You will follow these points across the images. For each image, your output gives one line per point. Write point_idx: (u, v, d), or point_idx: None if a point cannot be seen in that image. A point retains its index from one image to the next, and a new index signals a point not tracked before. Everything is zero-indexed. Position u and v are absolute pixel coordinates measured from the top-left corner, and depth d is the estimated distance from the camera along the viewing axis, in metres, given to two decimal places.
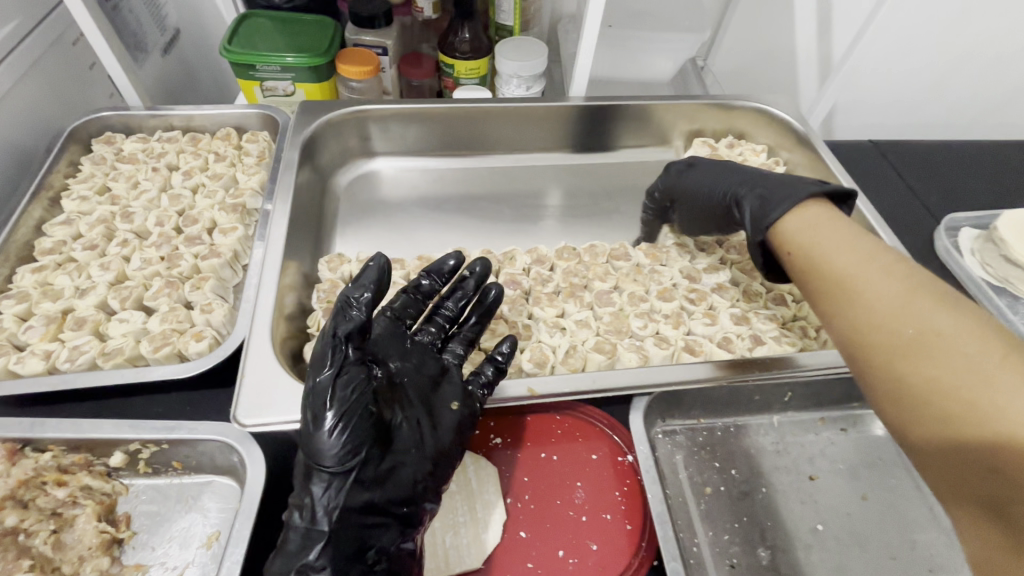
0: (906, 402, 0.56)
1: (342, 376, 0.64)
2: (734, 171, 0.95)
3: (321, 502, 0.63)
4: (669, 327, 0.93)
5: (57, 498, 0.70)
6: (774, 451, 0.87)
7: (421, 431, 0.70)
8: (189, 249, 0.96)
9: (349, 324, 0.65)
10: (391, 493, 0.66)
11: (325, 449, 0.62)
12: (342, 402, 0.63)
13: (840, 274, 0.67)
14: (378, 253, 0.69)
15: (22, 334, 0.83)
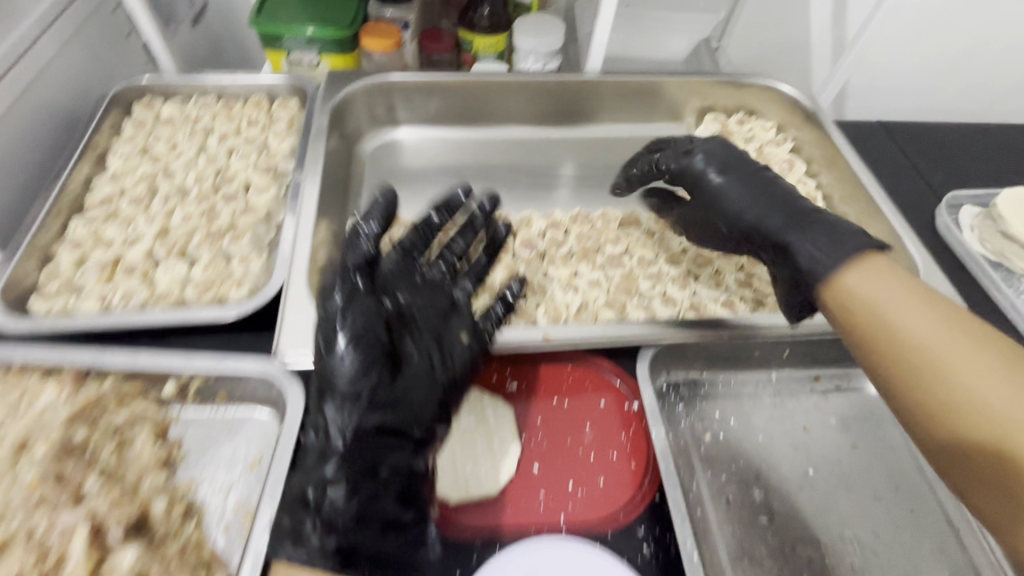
0: (961, 461, 0.62)
1: (352, 304, 0.72)
2: (767, 185, 0.87)
3: (335, 421, 0.70)
4: (676, 288, 0.99)
5: (118, 420, 0.76)
6: (772, 405, 0.93)
7: (430, 360, 0.75)
8: (227, 206, 1.02)
9: (356, 255, 0.75)
10: (402, 415, 0.72)
11: (339, 370, 0.70)
12: (349, 326, 0.71)
13: (885, 320, 0.68)
14: (385, 189, 0.80)
15: (78, 277, 0.90)
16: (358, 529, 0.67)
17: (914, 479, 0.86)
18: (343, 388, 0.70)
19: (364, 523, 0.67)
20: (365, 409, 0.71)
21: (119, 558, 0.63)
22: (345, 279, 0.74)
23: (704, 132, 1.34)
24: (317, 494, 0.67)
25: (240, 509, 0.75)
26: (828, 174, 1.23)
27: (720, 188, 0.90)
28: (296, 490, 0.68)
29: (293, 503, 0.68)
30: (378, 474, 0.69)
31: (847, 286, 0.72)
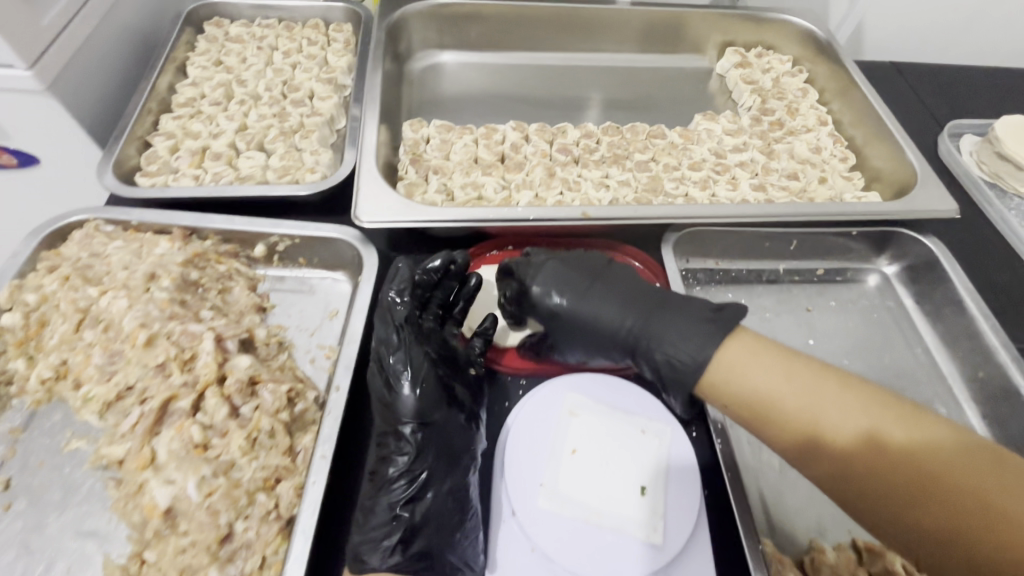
0: (870, 493, 0.56)
1: (405, 347, 0.77)
2: (617, 289, 0.81)
3: (403, 451, 0.72)
4: (697, 189, 1.11)
5: (219, 271, 0.90)
6: (779, 290, 1.06)
7: (463, 392, 0.79)
8: (296, 109, 1.15)
9: (400, 310, 0.79)
10: (455, 438, 0.75)
11: (406, 403, 0.74)
12: (408, 366, 0.76)
13: (761, 403, 0.63)
14: (403, 256, 0.84)
15: (173, 161, 1.03)
16: (435, 541, 0.69)
17: (899, 351, 0.99)
18: (415, 416, 0.74)
19: (439, 536, 0.69)
20: (435, 436, 0.74)
21: (237, 362, 0.77)
22: (390, 333, 0.78)
23: (725, 65, 1.44)
24: (399, 515, 0.68)
25: (323, 346, 0.88)
26: (838, 103, 1.31)
27: (566, 305, 0.81)
28: (375, 515, 0.69)
29: (377, 520, 0.68)
30: (449, 493, 0.71)
31: (676, 346, 0.71)
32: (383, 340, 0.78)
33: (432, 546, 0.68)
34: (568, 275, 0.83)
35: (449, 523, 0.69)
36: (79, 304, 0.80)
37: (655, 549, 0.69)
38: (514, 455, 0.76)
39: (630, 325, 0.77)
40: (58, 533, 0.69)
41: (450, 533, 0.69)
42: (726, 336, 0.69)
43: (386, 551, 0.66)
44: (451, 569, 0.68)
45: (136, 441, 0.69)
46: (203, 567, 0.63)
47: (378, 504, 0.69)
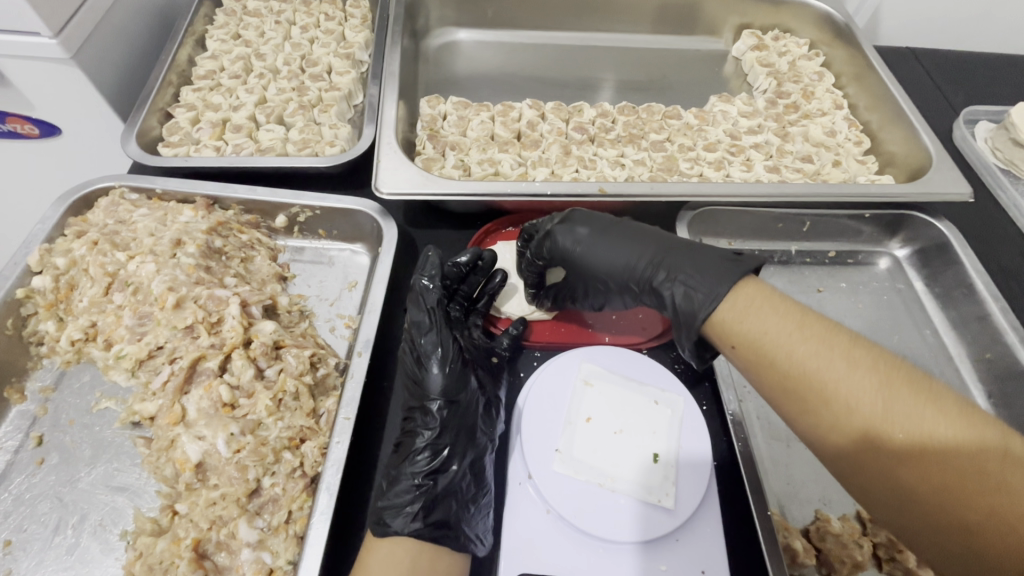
0: (860, 445, 0.57)
1: (435, 329, 0.80)
2: (636, 234, 0.82)
3: (430, 427, 0.75)
4: (712, 170, 1.12)
5: (242, 241, 0.92)
6: (790, 272, 1.07)
7: (485, 379, 0.82)
8: (314, 84, 1.16)
9: (433, 296, 0.82)
10: (478, 418, 0.78)
11: (434, 382, 0.76)
12: (439, 346, 0.78)
13: (778, 362, 0.62)
14: (433, 247, 0.87)
15: (195, 133, 1.05)
16: (453, 513, 0.70)
17: (908, 332, 1.01)
18: (443, 395, 0.76)
19: (458, 507, 0.71)
20: (458, 415, 0.76)
21: (261, 327, 0.79)
22: (423, 308, 0.81)
23: (742, 47, 1.44)
24: (421, 485, 0.70)
25: (342, 315, 0.90)
26: (854, 87, 1.30)
27: (583, 251, 0.82)
28: (398, 486, 0.70)
29: (401, 489, 0.70)
30: (471, 469, 0.74)
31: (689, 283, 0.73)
32: (416, 318, 0.81)
33: (451, 517, 0.70)
34: (591, 222, 0.84)
35: (465, 498, 0.72)
36: (107, 268, 0.82)
37: (666, 511, 0.72)
38: (530, 423, 0.78)
39: (646, 267, 0.79)
40: (89, 486, 0.72)
41: (466, 507, 0.71)
42: (743, 279, 0.70)
43: (408, 519, 0.67)
44: (467, 542, 0.69)
45: (167, 398, 0.72)
46: (233, 518, 0.65)
47: (402, 474, 0.71)
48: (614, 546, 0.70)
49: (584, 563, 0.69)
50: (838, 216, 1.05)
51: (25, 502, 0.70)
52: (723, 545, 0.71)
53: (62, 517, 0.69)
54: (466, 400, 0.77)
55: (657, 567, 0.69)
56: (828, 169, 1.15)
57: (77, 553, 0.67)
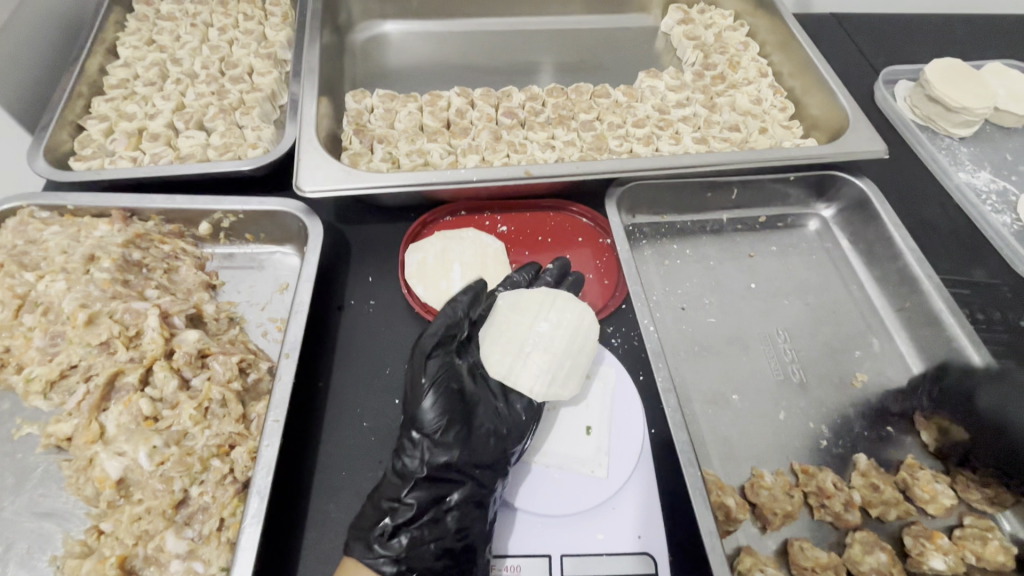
0: None
1: (435, 356, 0.74)
2: None
3: (415, 459, 0.69)
4: (641, 146, 1.13)
5: (164, 251, 0.90)
6: (723, 240, 1.09)
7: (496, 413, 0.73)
8: (234, 86, 1.13)
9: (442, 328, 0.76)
10: (473, 456, 0.70)
11: (424, 412, 0.71)
12: (433, 370, 0.73)
13: None
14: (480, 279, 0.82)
15: (109, 144, 1.02)
16: (419, 551, 0.66)
17: (837, 289, 1.03)
18: (432, 426, 0.70)
19: (423, 548, 0.66)
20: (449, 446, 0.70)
21: (184, 336, 0.78)
22: (437, 329, 0.75)
23: (669, 22, 1.45)
24: (389, 510, 0.67)
25: (274, 319, 0.89)
26: (778, 55, 1.33)
27: None
28: (366, 507, 0.69)
29: (370, 513, 0.68)
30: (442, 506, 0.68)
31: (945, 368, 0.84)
32: (425, 341, 0.75)
33: (413, 556, 0.65)
34: None
35: (434, 539, 0.66)
36: (16, 290, 0.79)
37: (603, 482, 0.74)
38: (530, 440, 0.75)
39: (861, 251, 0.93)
40: (14, 516, 0.69)
41: (442, 548, 0.66)
42: None
43: (367, 547, 0.65)
44: None
45: (83, 417, 0.70)
46: (160, 531, 0.65)
47: (377, 495, 0.68)
48: (554, 521, 0.71)
49: (522, 539, 0.71)
50: (766, 182, 1.08)
51: None
52: (658, 509, 0.72)
53: None
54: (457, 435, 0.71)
55: (595, 536, 0.70)
56: (754, 136, 1.17)
57: None
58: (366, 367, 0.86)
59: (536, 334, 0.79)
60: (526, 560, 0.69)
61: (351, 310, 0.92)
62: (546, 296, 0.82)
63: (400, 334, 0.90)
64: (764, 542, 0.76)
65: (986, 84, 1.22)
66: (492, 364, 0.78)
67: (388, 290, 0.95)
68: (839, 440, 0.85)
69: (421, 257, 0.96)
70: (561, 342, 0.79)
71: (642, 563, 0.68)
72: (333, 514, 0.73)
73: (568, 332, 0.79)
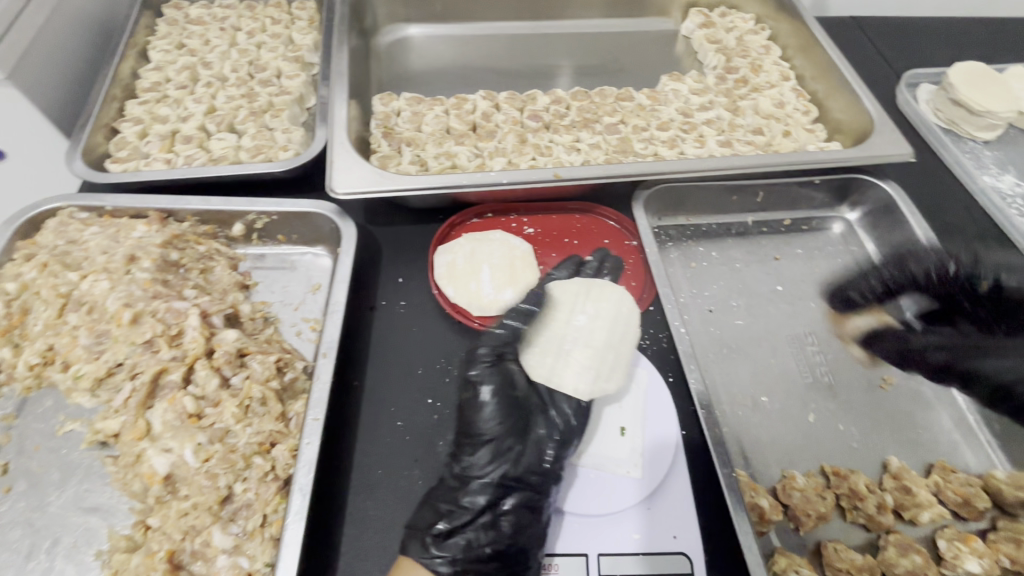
0: None
1: (495, 368, 0.80)
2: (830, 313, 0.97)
3: (472, 463, 0.75)
4: (666, 149, 1.13)
5: (200, 252, 0.91)
6: (748, 242, 1.09)
7: (548, 421, 0.78)
8: (264, 90, 1.15)
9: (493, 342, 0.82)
10: (525, 460, 0.75)
11: (478, 419, 0.77)
12: (489, 381, 0.78)
13: None
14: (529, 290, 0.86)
15: (144, 147, 1.04)
16: (473, 555, 0.69)
17: None
18: (486, 431, 0.76)
19: (478, 549, 0.69)
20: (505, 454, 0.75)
21: (224, 336, 0.79)
22: (494, 345, 0.82)
23: (690, 25, 1.45)
24: (445, 512, 0.70)
25: (307, 319, 0.90)
26: (800, 58, 1.33)
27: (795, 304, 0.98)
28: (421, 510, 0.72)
29: (426, 512, 0.71)
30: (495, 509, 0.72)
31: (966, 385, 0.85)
32: (484, 355, 0.81)
33: (468, 558, 0.69)
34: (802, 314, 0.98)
35: (487, 541, 0.70)
36: (60, 289, 0.81)
37: (637, 482, 0.75)
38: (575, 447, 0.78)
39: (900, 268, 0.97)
40: (61, 510, 0.71)
41: (496, 547, 0.69)
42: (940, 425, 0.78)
43: (422, 546, 0.68)
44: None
45: (130, 414, 0.72)
46: (206, 527, 0.66)
47: (432, 498, 0.73)
48: (590, 520, 0.73)
49: (560, 538, 0.72)
50: (791, 185, 1.09)
51: None
52: (693, 510, 0.73)
53: (34, 543, 0.69)
54: (513, 443, 0.76)
55: (631, 536, 0.71)
56: (778, 140, 1.18)
57: None
58: (399, 367, 0.87)
59: (573, 329, 0.83)
60: (564, 559, 0.70)
61: (383, 311, 0.93)
62: (580, 287, 0.87)
63: (431, 335, 0.91)
64: (796, 543, 0.76)
65: (1010, 87, 1.22)
66: (538, 367, 0.82)
67: (418, 291, 0.96)
68: (869, 443, 0.86)
69: (450, 259, 0.96)
70: (601, 335, 0.82)
71: (678, 562, 0.70)
72: (371, 512, 0.74)
73: (605, 325, 0.83)
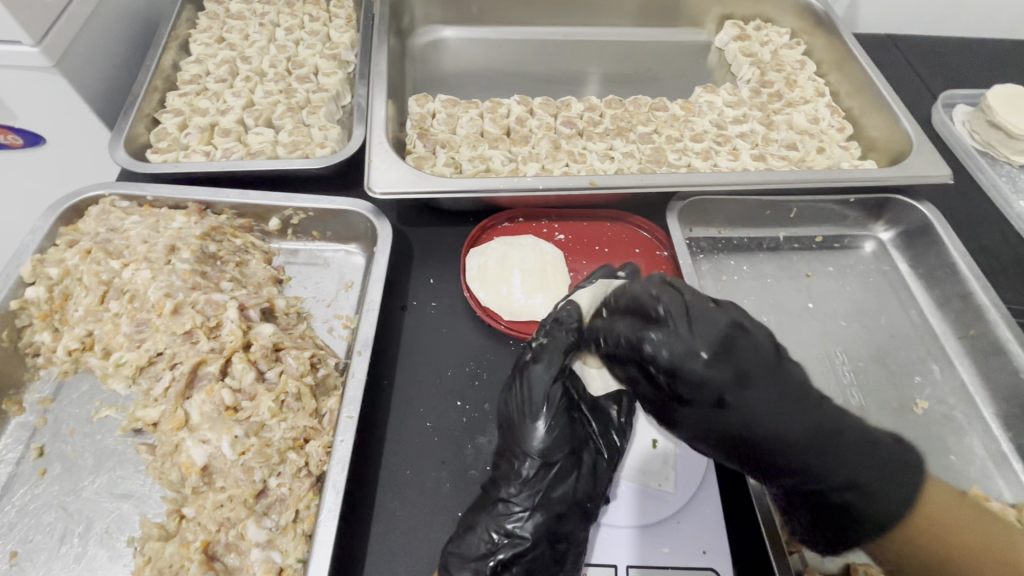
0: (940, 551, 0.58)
1: (553, 387, 0.76)
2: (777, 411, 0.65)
3: (524, 488, 0.71)
4: (699, 160, 1.13)
5: (236, 245, 0.92)
6: (779, 257, 1.09)
7: (600, 446, 0.76)
8: (302, 86, 1.16)
9: (548, 360, 0.78)
10: (585, 485, 0.72)
11: (536, 440, 0.73)
12: (548, 402, 0.75)
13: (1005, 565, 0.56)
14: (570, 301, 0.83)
15: (183, 138, 1.05)
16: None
17: (895, 312, 1.03)
18: (542, 453, 0.73)
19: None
20: (563, 479, 0.73)
21: (260, 329, 0.80)
22: (548, 359, 0.78)
23: (724, 38, 1.45)
24: (500, 542, 0.68)
25: (339, 316, 0.90)
26: (836, 75, 1.32)
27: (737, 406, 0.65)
28: (467, 539, 0.69)
29: (477, 538, 0.69)
30: (552, 539, 0.69)
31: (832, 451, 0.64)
32: (540, 372, 0.77)
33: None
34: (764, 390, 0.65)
35: (541, 571, 0.69)
36: (102, 276, 0.82)
37: (667, 495, 0.75)
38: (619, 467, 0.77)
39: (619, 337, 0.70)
40: (94, 495, 0.72)
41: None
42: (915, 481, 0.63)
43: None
44: None
45: (169, 403, 0.73)
46: (241, 520, 0.66)
47: (478, 523, 0.70)
48: (620, 531, 0.72)
49: (590, 549, 0.72)
50: (826, 201, 1.08)
51: (28, 513, 0.70)
52: (723, 526, 0.73)
53: (67, 527, 0.69)
54: (568, 463, 0.73)
55: (660, 550, 0.71)
56: (812, 156, 1.17)
57: (85, 561, 0.67)
58: (429, 368, 0.87)
59: None
60: (593, 569, 0.70)
61: (414, 311, 0.93)
62: (602, 284, 0.86)
63: (461, 337, 0.91)
64: (825, 563, 0.75)
65: None
66: (590, 375, 0.84)
67: (449, 292, 0.96)
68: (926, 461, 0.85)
69: (482, 262, 0.97)
70: None
71: None
72: (399, 512, 0.74)
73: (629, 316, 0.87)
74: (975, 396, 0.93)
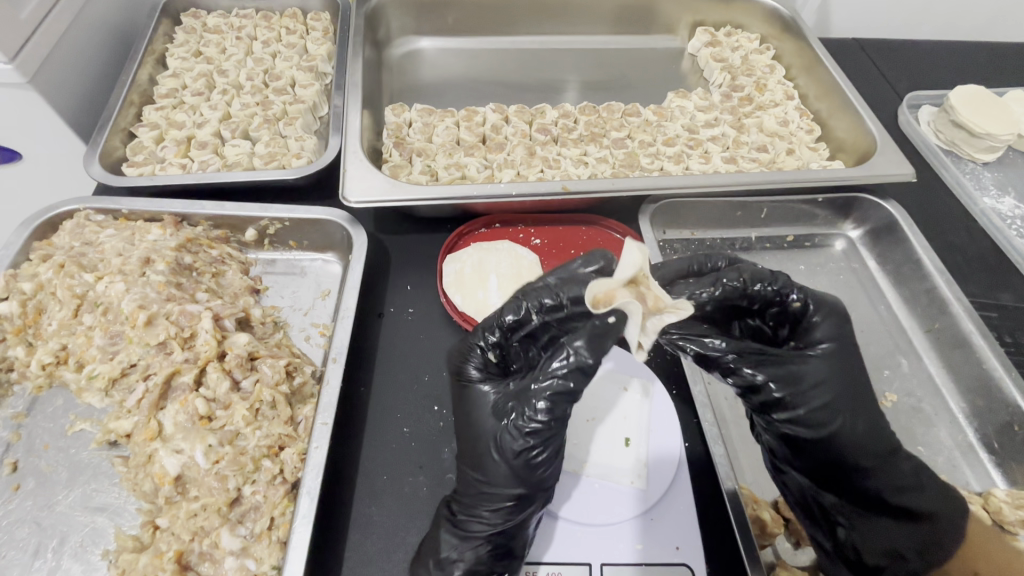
0: None
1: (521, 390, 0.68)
2: (856, 412, 0.70)
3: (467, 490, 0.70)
4: (672, 164, 1.16)
5: (212, 256, 0.92)
6: (751, 257, 1.11)
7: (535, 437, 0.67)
8: (279, 98, 1.17)
9: (478, 363, 0.74)
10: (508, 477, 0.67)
11: (467, 442, 0.71)
12: (473, 404, 0.71)
13: None
14: (520, 292, 0.74)
15: (160, 152, 1.06)
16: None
17: (863, 308, 1.05)
18: (472, 453, 0.70)
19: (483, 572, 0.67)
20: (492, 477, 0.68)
21: (235, 339, 0.80)
22: (477, 360, 0.75)
23: (697, 44, 1.48)
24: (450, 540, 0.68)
25: (316, 324, 0.91)
26: (804, 78, 1.35)
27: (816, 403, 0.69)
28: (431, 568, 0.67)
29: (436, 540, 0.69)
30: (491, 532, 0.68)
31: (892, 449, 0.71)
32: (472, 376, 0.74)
33: None
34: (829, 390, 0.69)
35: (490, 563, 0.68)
36: (76, 290, 0.83)
37: (640, 493, 0.76)
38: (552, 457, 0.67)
39: (770, 272, 0.77)
40: (68, 509, 0.71)
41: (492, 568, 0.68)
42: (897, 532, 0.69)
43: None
44: None
45: (143, 414, 0.73)
46: (215, 528, 0.67)
47: (442, 541, 0.68)
48: (595, 530, 0.73)
49: (565, 547, 0.72)
50: (797, 201, 1.10)
51: (1, 528, 0.70)
52: (695, 523, 0.74)
53: (41, 542, 0.69)
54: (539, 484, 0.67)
55: (635, 546, 0.72)
56: (782, 158, 1.19)
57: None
58: (405, 373, 0.88)
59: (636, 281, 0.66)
60: (568, 568, 0.71)
61: (391, 317, 0.94)
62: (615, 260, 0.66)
63: (438, 342, 0.92)
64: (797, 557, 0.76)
65: (1011, 111, 1.24)
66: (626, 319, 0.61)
67: (426, 299, 0.97)
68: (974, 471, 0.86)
69: (458, 268, 0.98)
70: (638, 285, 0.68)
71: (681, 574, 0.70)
72: (376, 517, 0.75)
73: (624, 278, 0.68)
74: (941, 388, 0.95)
